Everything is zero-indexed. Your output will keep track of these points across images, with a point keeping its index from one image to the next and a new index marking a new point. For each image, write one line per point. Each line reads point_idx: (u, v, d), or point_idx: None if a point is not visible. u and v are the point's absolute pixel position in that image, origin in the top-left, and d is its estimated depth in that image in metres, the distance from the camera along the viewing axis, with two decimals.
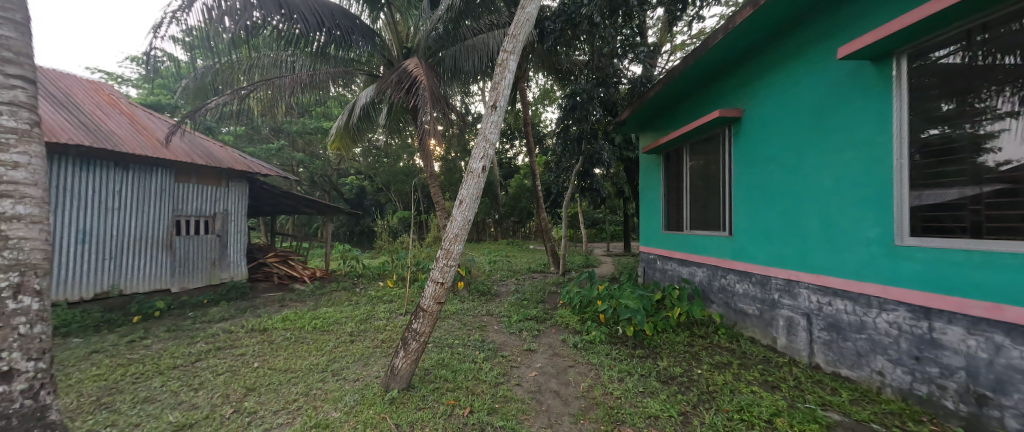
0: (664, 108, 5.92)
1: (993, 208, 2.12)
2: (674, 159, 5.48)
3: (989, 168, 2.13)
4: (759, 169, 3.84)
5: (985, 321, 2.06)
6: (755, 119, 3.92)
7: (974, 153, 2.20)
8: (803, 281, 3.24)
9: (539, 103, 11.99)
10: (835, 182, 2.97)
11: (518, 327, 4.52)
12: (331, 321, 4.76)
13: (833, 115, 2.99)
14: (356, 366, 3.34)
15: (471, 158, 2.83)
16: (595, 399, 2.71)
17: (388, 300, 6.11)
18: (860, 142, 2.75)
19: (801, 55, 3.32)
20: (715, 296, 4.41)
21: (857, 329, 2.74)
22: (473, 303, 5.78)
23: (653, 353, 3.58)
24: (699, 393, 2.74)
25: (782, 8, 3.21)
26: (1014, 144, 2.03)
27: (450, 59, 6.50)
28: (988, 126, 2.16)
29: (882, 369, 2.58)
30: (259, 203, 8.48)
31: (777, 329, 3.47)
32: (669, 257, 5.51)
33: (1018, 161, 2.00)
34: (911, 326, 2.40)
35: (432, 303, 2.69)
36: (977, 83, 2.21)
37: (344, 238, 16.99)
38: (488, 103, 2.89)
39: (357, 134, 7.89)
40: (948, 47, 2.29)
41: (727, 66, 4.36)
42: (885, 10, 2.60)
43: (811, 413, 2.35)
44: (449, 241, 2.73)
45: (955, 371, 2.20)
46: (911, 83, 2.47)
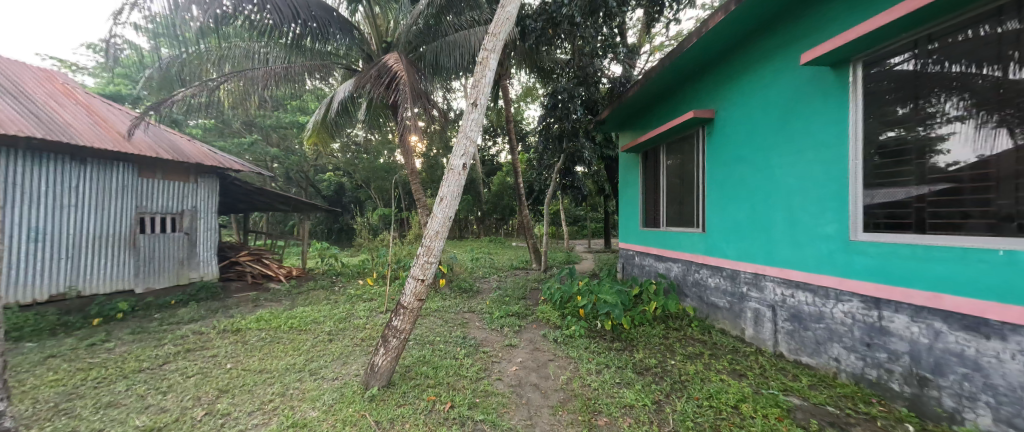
0: (643, 109, 6.07)
1: (936, 206, 2.27)
2: (651, 158, 5.65)
3: (939, 169, 2.27)
4: (730, 168, 4.01)
5: (926, 309, 2.24)
6: (726, 119, 4.09)
7: (923, 155, 2.35)
8: (768, 274, 3.42)
9: (521, 101, 12.06)
10: (797, 180, 3.16)
11: (499, 323, 4.55)
12: (308, 320, 4.67)
13: (797, 118, 3.17)
14: (335, 365, 3.30)
15: (452, 154, 2.84)
16: (573, 391, 2.79)
17: (368, 299, 6.03)
18: (821, 144, 2.93)
19: (769, 59, 3.48)
20: (689, 290, 4.59)
21: (816, 319, 2.93)
22: (454, 300, 5.77)
23: (630, 345, 3.70)
24: (672, 383, 2.86)
25: (751, 15, 3.36)
26: (963, 146, 2.17)
27: (432, 55, 6.45)
28: (938, 129, 2.30)
29: (838, 356, 2.76)
30: (232, 200, 8.19)
31: (745, 321, 3.66)
32: (647, 253, 5.69)
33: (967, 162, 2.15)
34: (863, 315, 2.59)
35: (413, 300, 2.69)
36: (929, 87, 2.34)
37: (322, 236, 16.63)
38: (469, 101, 2.88)
39: (336, 129, 7.74)
40: (902, 55, 2.46)
41: (701, 68, 4.52)
42: (843, 20, 2.78)
43: (774, 398, 2.50)
44: (429, 238, 2.72)
45: (900, 356, 2.38)
46: (866, 87, 2.65)
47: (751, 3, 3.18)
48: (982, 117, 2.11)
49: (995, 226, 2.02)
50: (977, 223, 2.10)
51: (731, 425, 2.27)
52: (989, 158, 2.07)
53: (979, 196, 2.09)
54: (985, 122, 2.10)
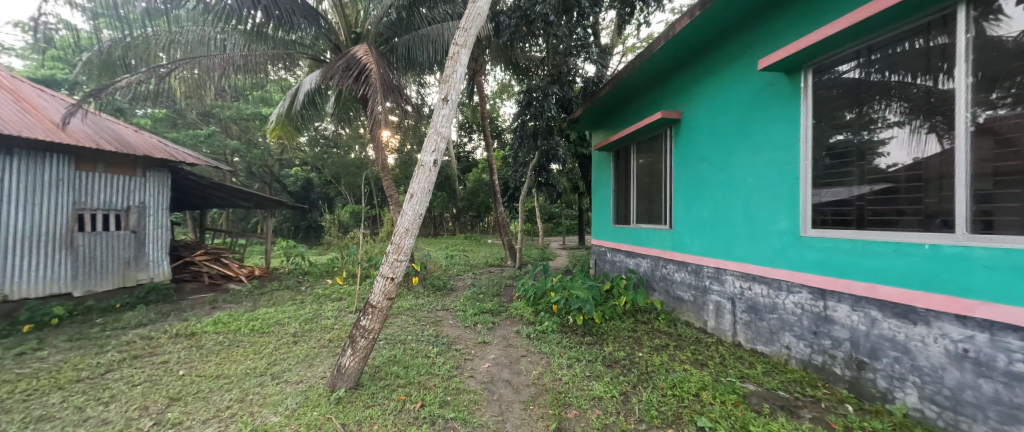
0: (614, 108, 6.20)
1: (877, 205, 2.46)
2: (623, 156, 5.81)
3: (882, 170, 2.45)
4: (695, 168, 4.18)
5: (864, 299, 2.44)
6: (691, 121, 4.26)
7: (868, 157, 2.52)
8: (728, 268, 3.60)
9: (497, 97, 12.03)
10: (755, 179, 3.34)
11: (473, 320, 4.54)
12: (271, 322, 4.47)
13: (755, 121, 3.35)
14: (299, 368, 3.18)
15: (423, 151, 2.80)
16: (544, 386, 2.83)
17: (337, 298, 5.84)
18: (775, 145, 3.12)
19: (730, 63, 3.65)
20: (657, 284, 4.76)
21: (770, 310, 3.12)
22: (427, 298, 5.70)
23: (600, 339, 3.80)
24: (640, 374, 2.97)
25: (715, 20, 3.51)
26: (901, 150, 2.35)
27: (404, 48, 6.30)
28: (880, 134, 2.48)
29: (789, 343, 2.96)
30: (186, 196, 7.68)
31: (708, 313, 3.85)
32: (618, 249, 5.86)
33: (904, 164, 2.33)
34: (810, 305, 2.79)
35: (382, 299, 2.64)
36: (869, 95, 2.54)
37: (288, 234, 15.96)
38: (439, 96, 2.84)
39: (302, 122, 7.42)
40: (849, 63, 2.64)
41: (668, 70, 4.67)
42: (795, 29, 2.97)
43: (731, 385, 2.64)
44: (399, 236, 2.67)
45: (842, 342, 2.58)
46: (815, 92, 2.83)
47: (713, 10, 3.34)
48: (917, 123, 2.28)
49: (925, 223, 2.20)
50: (911, 220, 2.27)
51: (692, 412, 2.37)
52: (920, 161, 2.25)
53: (912, 195, 2.27)
54: (919, 127, 2.27)
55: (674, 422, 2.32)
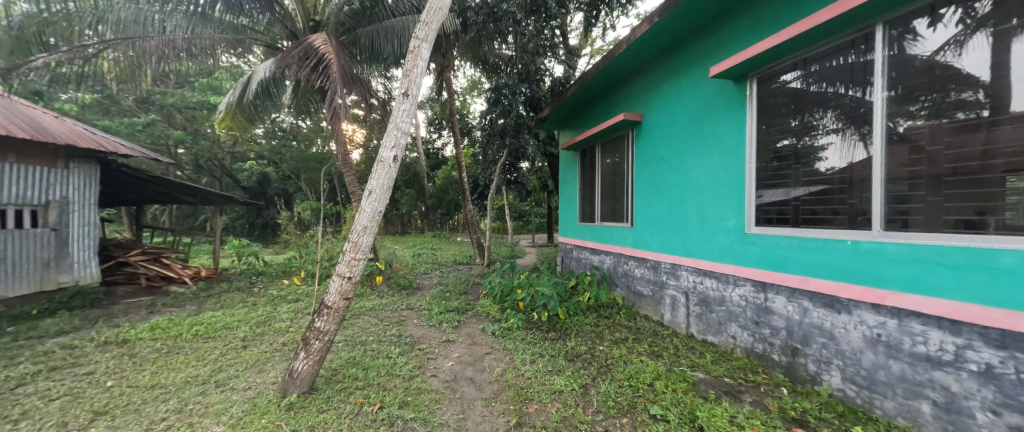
0: (581, 109, 6.33)
1: (816, 205, 2.66)
2: (589, 156, 5.96)
3: (823, 173, 2.63)
4: (653, 168, 4.37)
5: (797, 291, 2.67)
6: (650, 123, 4.45)
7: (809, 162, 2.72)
8: (683, 264, 3.80)
9: (467, 94, 11.93)
10: (706, 180, 3.54)
11: (438, 319, 4.49)
12: (219, 326, 4.19)
13: (707, 124, 3.54)
14: (248, 374, 3.01)
15: (382, 147, 2.73)
16: (506, 382, 2.86)
17: (294, 299, 5.57)
18: (725, 149, 3.32)
19: (686, 69, 3.84)
20: (619, 280, 4.94)
21: (719, 302, 3.33)
22: (392, 298, 5.57)
23: (564, 334, 3.89)
24: (599, 367, 3.07)
25: (672, 27, 3.68)
26: (837, 155, 2.54)
27: (366, 39, 6.07)
28: (820, 139, 2.66)
29: (735, 334, 3.17)
30: (119, 190, 6.99)
31: (664, 307, 4.04)
32: (583, 246, 6.02)
33: (839, 168, 2.52)
34: (753, 297, 3.00)
35: (338, 300, 2.55)
36: (806, 103, 2.75)
37: (241, 232, 14.99)
38: (400, 90, 2.77)
39: (256, 113, 6.97)
40: (792, 73, 2.82)
41: (630, 74, 4.83)
42: (742, 40, 3.18)
43: (683, 374, 2.79)
44: (357, 233, 2.59)
45: (779, 331, 2.80)
46: (759, 99, 3.04)
47: (670, 18, 3.50)
48: (851, 131, 2.47)
49: (854, 222, 2.40)
50: (844, 219, 2.47)
51: (646, 401, 2.49)
52: (851, 165, 2.45)
53: (845, 196, 2.47)
54: (853, 134, 2.46)
55: (628, 411, 2.42)
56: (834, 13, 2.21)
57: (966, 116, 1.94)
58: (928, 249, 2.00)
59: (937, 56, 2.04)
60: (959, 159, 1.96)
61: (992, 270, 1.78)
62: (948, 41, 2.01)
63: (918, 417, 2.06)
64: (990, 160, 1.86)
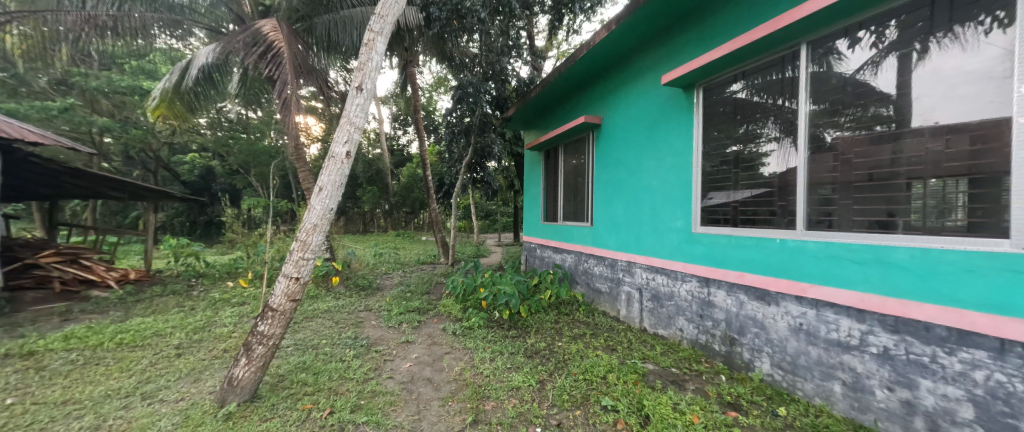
0: (545, 110, 6.42)
1: (757, 206, 2.83)
2: (552, 157, 6.08)
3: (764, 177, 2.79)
4: (612, 170, 4.54)
5: (735, 285, 2.89)
6: (609, 126, 4.61)
7: (751, 166, 2.88)
8: (637, 262, 3.98)
9: (434, 90, 11.73)
10: (658, 182, 3.73)
11: (397, 320, 4.38)
12: (148, 333, 3.82)
13: (660, 129, 3.73)
14: (182, 383, 2.78)
15: (334, 141, 2.63)
16: (465, 380, 2.85)
17: (239, 303, 5.19)
18: (675, 153, 3.52)
19: (641, 75, 4.01)
20: (579, 278, 5.09)
21: (668, 297, 3.53)
22: (350, 299, 5.36)
23: (524, 332, 3.93)
24: (556, 362, 3.14)
25: (628, 36, 3.84)
26: (777, 160, 2.70)
27: (322, 28, 5.76)
28: (764, 146, 2.80)
29: (682, 327, 3.37)
30: (26, 182, 6.16)
31: (620, 302, 4.21)
32: (546, 245, 6.14)
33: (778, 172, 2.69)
34: (698, 292, 3.21)
35: (284, 301, 2.43)
36: (743, 112, 2.95)
37: (179, 230, 13.74)
38: (353, 84, 2.67)
39: (196, 102, 6.41)
40: (738, 84, 3.00)
41: (590, 78, 4.98)
42: (690, 51, 3.38)
43: (634, 366, 2.93)
44: (306, 232, 2.47)
45: (719, 323, 3.01)
46: (705, 106, 3.24)
47: (625, 27, 3.66)
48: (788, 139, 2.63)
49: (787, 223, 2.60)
50: (780, 220, 2.65)
51: (599, 393, 2.59)
52: (787, 171, 2.62)
53: (781, 199, 2.65)
54: (789, 142, 2.62)
55: (582, 403, 2.51)
56: (770, 30, 2.42)
57: (884, 129, 2.13)
58: (842, 247, 2.23)
59: (857, 74, 2.25)
60: (873, 167, 2.16)
61: (891, 265, 2.01)
62: (866, 62, 2.22)
63: (830, 396, 2.30)
64: (896, 168, 2.06)
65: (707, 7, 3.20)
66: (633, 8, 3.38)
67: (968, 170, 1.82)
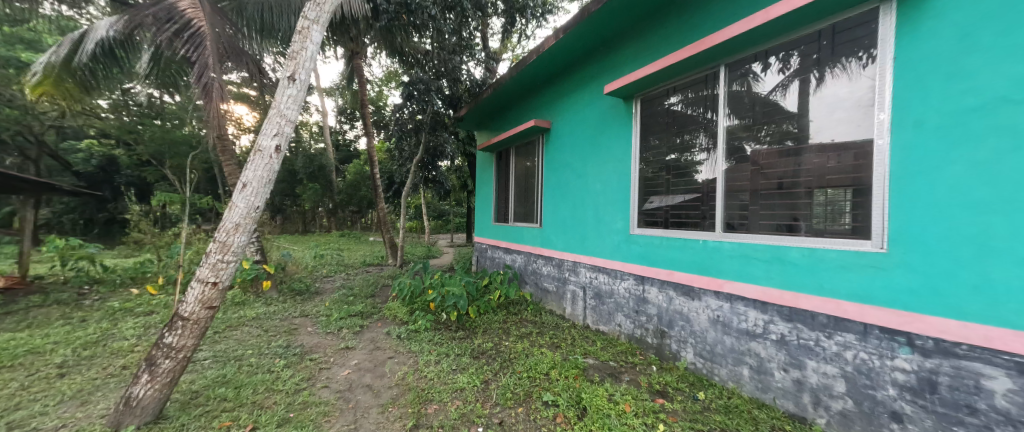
0: (496, 111, 6.46)
1: (690, 211, 3.04)
2: (504, 158, 6.13)
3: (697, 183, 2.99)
4: (559, 173, 4.68)
5: (665, 282, 3.13)
6: (556, 131, 4.75)
7: (686, 173, 3.09)
8: (581, 262, 4.15)
9: (384, 84, 11.28)
10: (601, 186, 3.92)
11: (337, 325, 4.13)
12: (21, 351, 3.22)
13: (603, 136, 3.92)
14: (65, 408, 2.39)
15: (260, 134, 2.43)
16: (407, 385, 2.77)
17: (146, 312, 4.57)
18: (616, 159, 3.73)
19: (587, 83, 4.18)
20: (529, 278, 5.17)
21: (609, 295, 3.72)
22: (284, 304, 4.95)
23: (472, 333, 3.91)
24: (501, 362, 3.17)
25: (575, 45, 4.00)
26: (708, 168, 2.91)
27: (253, 10, 5.26)
28: (698, 155, 3.00)
29: (620, 322, 3.58)
30: None
31: (566, 301, 4.36)
32: (497, 246, 6.17)
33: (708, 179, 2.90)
34: (635, 290, 3.43)
35: (199, 309, 2.20)
36: (673, 123, 3.20)
37: (70, 229, 11.76)
38: (284, 72, 2.48)
39: (92, 80, 5.54)
40: (676, 97, 3.19)
41: (540, 84, 5.10)
42: (630, 65, 3.60)
43: (575, 361, 3.05)
44: (226, 232, 2.26)
45: (652, 317, 3.24)
46: (643, 117, 3.46)
47: (573, 37, 3.81)
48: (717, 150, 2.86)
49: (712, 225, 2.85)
50: (708, 224, 2.88)
51: (541, 389, 2.66)
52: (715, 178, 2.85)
53: (710, 204, 2.87)
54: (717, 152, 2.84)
55: (524, 400, 2.56)
56: (696, 50, 2.66)
57: (794, 144, 2.39)
58: (753, 248, 2.51)
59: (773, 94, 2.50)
60: (782, 177, 2.43)
61: (789, 264, 2.31)
62: (778, 84, 2.49)
63: (740, 380, 2.58)
64: (799, 178, 2.34)
65: (645, 25, 3.44)
66: (579, 19, 3.53)
67: (852, 181, 2.10)
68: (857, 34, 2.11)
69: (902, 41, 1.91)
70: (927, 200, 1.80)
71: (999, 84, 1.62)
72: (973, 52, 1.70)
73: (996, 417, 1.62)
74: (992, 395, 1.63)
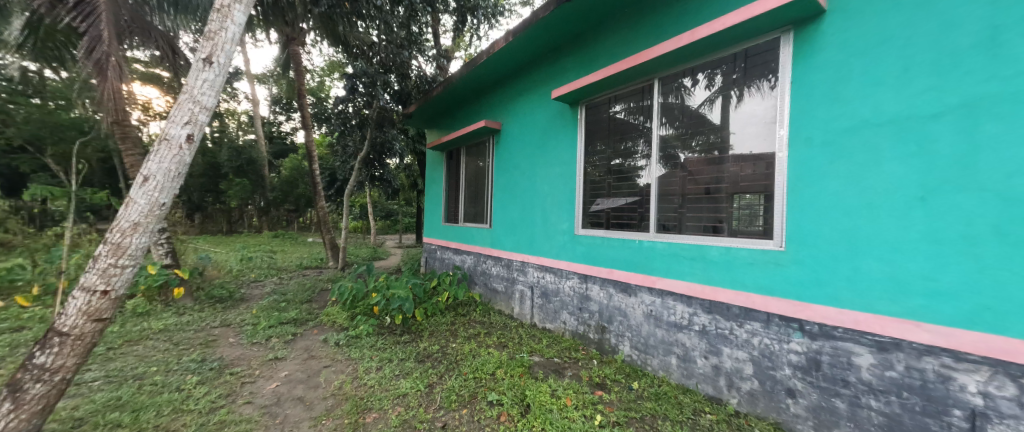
0: (447, 110, 6.35)
1: (630, 213, 3.21)
2: (454, 158, 6.05)
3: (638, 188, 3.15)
4: (509, 175, 4.72)
5: (606, 280, 3.28)
6: (505, 133, 4.79)
7: (627, 178, 3.26)
8: (529, 261, 4.21)
9: (326, 75, 10.59)
10: (549, 187, 4.02)
11: (265, 335, 3.78)
12: None
13: (551, 140, 4.02)
14: None
15: (168, 121, 2.16)
16: (345, 394, 2.62)
17: (15, 328, 3.82)
18: (563, 162, 3.84)
19: (535, 88, 4.27)
20: (478, 278, 5.14)
21: (555, 293, 3.82)
22: (202, 314, 4.43)
23: (417, 337, 3.80)
24: (447, 364, 3.11)
25: (524, 49, 4.05)
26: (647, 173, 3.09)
27: None
28: (638, 161, 3.17)
29: (565, 320, 3.69)
30: None
31: (514, 300, 4.40)
32: (446, 247, 6.06)
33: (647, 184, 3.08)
34: (579, 288, 3.56)
35: (83, 322, 1.92)
36: (615, 130, 3.38)
37: None
38: (199, 53, 2.22)
39: None
40: (620, 105, 3.35)
41: (490, 85, 5.11)
42: (575, 72, 3.73)
43: (520, 359, 3.09)
44: (120, 232, 1.98)
45: (594, 314, 3.38)
46: (588, 122, 3.61)
47: (522, 41, 3.87)
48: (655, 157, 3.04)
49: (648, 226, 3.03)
50: (645, 225, 3.06)
51: (486, 390, 2.65)
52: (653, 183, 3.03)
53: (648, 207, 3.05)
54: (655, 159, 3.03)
55: (469, 402, 2.53)
56: (633, 63, 2.85)
57: (719, 154, 2.61)
58: (682, 247, 2.72)
59: (702, 108, 2.72)
60: (708, 183, 2.65)
61: (711, 262, 2.53)
62: (706, 100, 2.72)
63: (669, 369, 2.78)
64: (721, 184, 2.57)
65: (590, 35, 3.58)
66: (528, 24, 3.59)
67: (762, 187, 2.36)
68: (766, 58, 2.38)
69: (798, 67, 2.19)
70: (816, 206, 2.07)
71: (866, 109, 1.92)
72: (849, 80, 1.98)
73: (862, 388, 1.91)
74: (860, 370, 1.91)
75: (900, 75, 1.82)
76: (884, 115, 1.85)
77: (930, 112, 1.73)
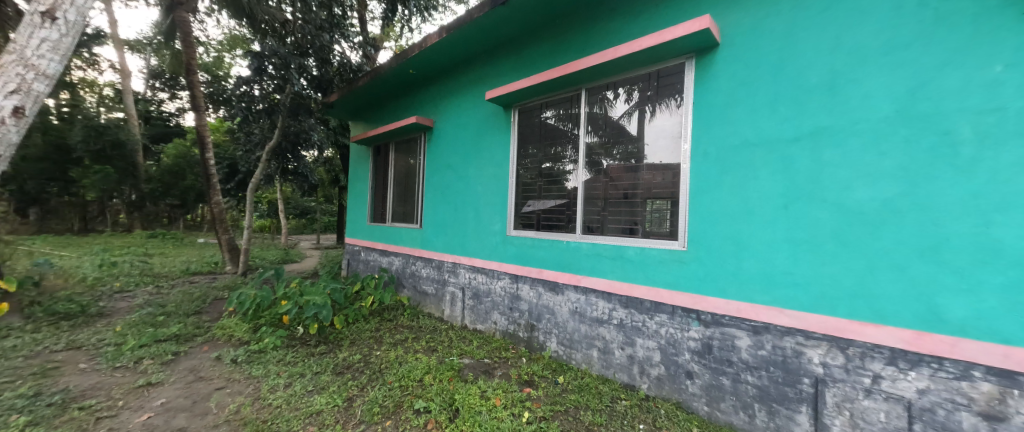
0: (375, 103, 5.95)
1: (558, 216, 3.29)
2: (382, 154, 5.69)
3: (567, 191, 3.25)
4: (440, 174, 4.56)
5: (535, 280, 3.34)
6: (437, 131, 4.64)
7: (555, 181, 3.35)
8: (461, 262, 4.12)
9: (228, 51, 9.23)
10: (481, 187, 3.97)
11: (133, 356, 3.12)
12: None
13: (484, 141, 3.98)
14: None
15: None
16: (242, 419, 2.27)
17: None
18: (495, 164, 3.83)
19: (468, 88, 4.21)
20: (406, 281, 4.88)
21: (486, 294, 3.78)
22: (43, 336, 3.52)
23: (336, 347, 3.46)
24: (370, 374, 2.88)
25: (456, 48, 3.96)
26: (575, 178, 3.20)
27: None
28: (566, 166, 3.28)
29: (496, 320, 3.67)
30: None
31: (445, 302, 4.26)
32: (372, 248, 5.67)
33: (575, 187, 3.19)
34: (509, 288, 3.56)
35: None
36: (546, 135, 3.45)
37: None
38: None
39: None
40: (550, 111, 3.43)
41: (422, 81, 4.91)
42: (507, 76, 3.75)
43: (450, 363, 2.98)
44: None
45: (523, 313, 3.42)
46: (520, 126, 3.65)
47: (455, 40, 3.78)
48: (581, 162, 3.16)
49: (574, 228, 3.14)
50: (572, 227, 3.16)
51: (412, 398, 2.50)
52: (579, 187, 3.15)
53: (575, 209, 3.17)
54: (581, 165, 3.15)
55: (393, 412, 2.37)
56: (561, 73, 2.94)
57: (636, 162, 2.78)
58: (603, 247, 2.87)
59: (623, 119, 2.90)
60: (627, 188, 2.82)
61: (628, 262, 2.71)
62: (625, 112, 2.89)
63: (591, 361, 2.92)
64: (637, 189, 2.75)
65: (523, 40, 3.62)
66: (461, 23, 3.51)
67: (669, 194, 2.58)
68: (673, 79, 2.61)
69: (698, 89, 2.44)
70: (710, 212, 2.34)
71: (748, 129, 2.20)
72: (736, 104, 2.26)
73: (742, 366, 2.18)
74: (740, 350, 2.19)
75: (772, 103, 2.12)
76: (760, 135, 2.15)
77: (792, 135, 2.04)
